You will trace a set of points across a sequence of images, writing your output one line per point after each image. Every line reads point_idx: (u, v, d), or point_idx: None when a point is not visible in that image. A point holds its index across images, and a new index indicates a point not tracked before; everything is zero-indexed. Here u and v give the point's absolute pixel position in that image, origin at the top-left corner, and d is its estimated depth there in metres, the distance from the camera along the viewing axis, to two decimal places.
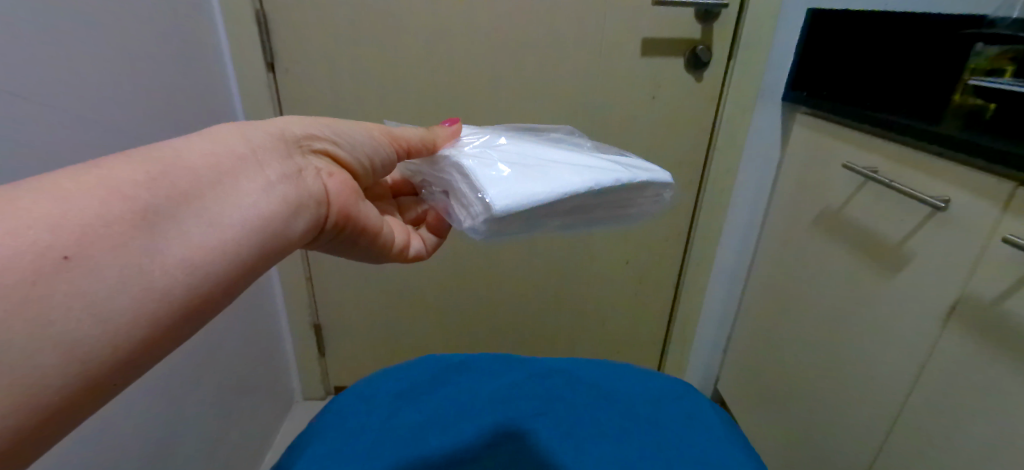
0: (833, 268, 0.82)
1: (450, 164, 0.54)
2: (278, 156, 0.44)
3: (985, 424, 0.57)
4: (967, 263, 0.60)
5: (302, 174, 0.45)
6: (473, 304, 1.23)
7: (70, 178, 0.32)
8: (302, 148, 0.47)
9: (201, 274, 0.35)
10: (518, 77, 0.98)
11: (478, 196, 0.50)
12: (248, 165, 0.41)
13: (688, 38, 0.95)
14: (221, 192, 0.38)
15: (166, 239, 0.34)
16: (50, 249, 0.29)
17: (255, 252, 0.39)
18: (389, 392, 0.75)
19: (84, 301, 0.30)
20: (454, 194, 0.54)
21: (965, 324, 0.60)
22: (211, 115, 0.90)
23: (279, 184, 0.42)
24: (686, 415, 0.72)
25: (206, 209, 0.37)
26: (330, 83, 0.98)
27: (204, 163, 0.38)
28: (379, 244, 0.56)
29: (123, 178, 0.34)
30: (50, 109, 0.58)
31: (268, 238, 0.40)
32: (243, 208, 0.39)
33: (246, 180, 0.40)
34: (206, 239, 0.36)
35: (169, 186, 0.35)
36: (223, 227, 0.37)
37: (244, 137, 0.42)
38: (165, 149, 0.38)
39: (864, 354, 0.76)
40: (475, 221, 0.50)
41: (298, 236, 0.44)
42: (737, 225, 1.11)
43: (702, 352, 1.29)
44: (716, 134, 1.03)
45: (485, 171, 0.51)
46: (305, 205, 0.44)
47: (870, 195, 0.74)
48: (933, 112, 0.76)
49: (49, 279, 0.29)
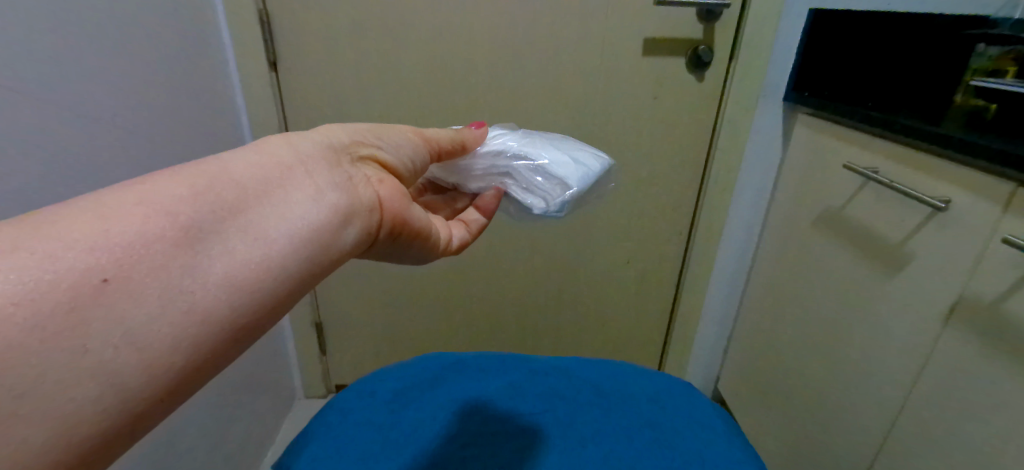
0: (835, 269, 0.82)
1: (501, 157, 0.60)
2: (327, 164, 0.42)
3: (985, 424, 0.57)
4: (967, 264, 0.60)
5: (352, 182, 0.43)
6: (473, 303, 1.23)
7: (113, 196, 0.32)
8: (350, 155, 0.45)
9: (242, 292, 0.34)
10: (520, 77, 0.99)
11: (549, 181, 0.58)
12: (295, 175, 0.39)
13: (690, 38, 0.95)
14: (267, 204, 0.37)
15: (207, 257, 0.33)
16: (89, 273, 0.29)
17: (302, 266, 0.37)
18: (393, 389, 0.76)
19: (121, 328, 0.29)
20: (510, 184, 0.60)
21: (965, 325, 0.60)
22: (214, 115, 0.91)
23: (329, 193, 0.40)
24: (690, 415, 0.73)
25: (250, 224, 0.35)
26: (331, 82, 0.98)
27: (250, 175, 0.37)
28: (428, 249, 0.54)
29: (165, 194, 0.33)
30: (58, 108, 0.59)
31: (317, 251, 0.38)
32: (289, 220, 0.37)
33: (293, 190, 0.38)
34: (249, 255, 0.35)
35: (213, 200, 0.34)
36: (268, 242, 0.36)
37: (292, 147, 0.41)
38: (212, 163, 0.37)
39: (864, 354, 0.76)
40: (553, 203, 0.58)
41: (350, 246, 0.42)
42: (738, 225, 1.12)
43: (702, 353, 1.29)
44: (717, 134, 1.03)
45: (541, 159, 0.59)
46: (356, 213, 0.42)
47: (870, 196, 0.74)
48: (934, 113, 0.76)
49: (87, 305, 0.28)
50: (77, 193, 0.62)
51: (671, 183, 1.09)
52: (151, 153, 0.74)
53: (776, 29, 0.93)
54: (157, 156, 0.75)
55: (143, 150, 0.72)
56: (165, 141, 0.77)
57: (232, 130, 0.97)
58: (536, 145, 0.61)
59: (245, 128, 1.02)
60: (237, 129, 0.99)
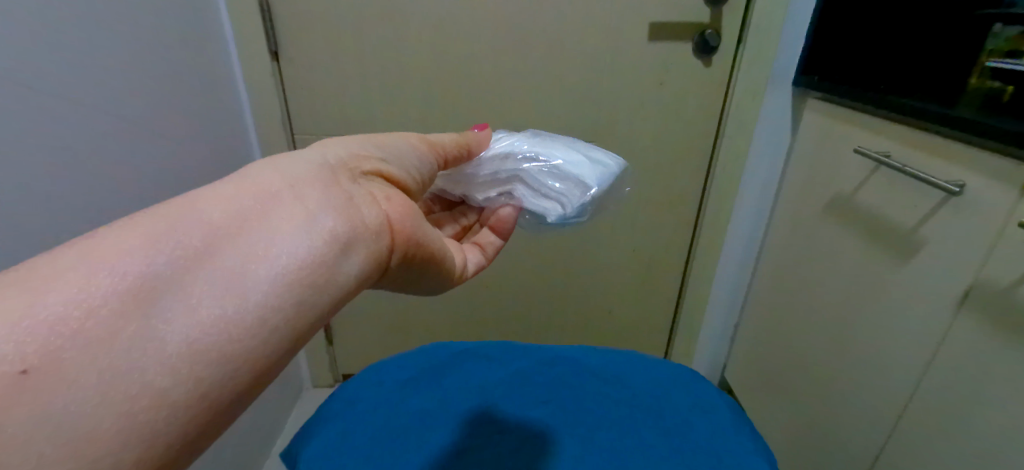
0: (845, 255, 0.81)
1: (512, 162, 0.59)
2: (319, 188, 0.37)
3: (997, 411, 0.57)
4: (982, 249, 0.59)
5: (352, 203, 0.38)
6: (479, 292, 1.23)
7: (57, 258, 0.28)
8: (350, 173, 0.41)
9: (214, 354, 0.30)
10: (524, 64, 0.97)
11: (565, 184, 0.57)
12: (280, 205, 0.35)
13: (697, 22, 0.93)
14: (244, 243, 0.32)
15: (168, 320, 0.29)
16: (8, 364, 0.25)
17: (289, 313, 0.33)
18: (399, 378, 0.76)
19: (60, 415, 0.26)
20: (524, 187, 0.59)
21: (977, 311, 0.60)
22: (217, 106, 0.91)
23: (321, 221, 0.35)
24: (699, 405, 0.72)
25: (222, 271, 0.31)
26: (334, 71, 0.98)
27: (225, 212, 0.33)
28: (447, 270, 0.51)
29: (120, 248, 0.29)
30: (55, 99, 0.59)
31: (308, 293, 0.34)
32: (271, 259, 0.32)
33: (277, 224, 0.34)
34: (221, 308, 0.30)
35: (177, 248, 0.30)
36: (245, 289, 0.31)
37: (281, 172, 0.37)
38: (183, 203, 0.33)
39: (875, 343, 0.75)
40: (570, 207, 0.57)
41: (353, 280, 0.37)
42: (746, 212, 1.10)
43: (709, 341, 1.29)
44: (725, 121, 1.02)
45: (555, 161, 0.58)
46: (358, 240, 0.37)
47: (882, 181, 0.73)
48: (948, 95, 0.75)
49: (3, 405, 0.24)
50: (81, 184, 0.62)
51: (677, 171, 1.08)
52: (156, 144, 0.75)
53: (786, 12, 0.91)
54: (161, 147, 0.76)
55: (146, 139, 0.72)
56: (168, 130, 0.77)
57: (236, 122, 0.97)
58: (546, 143, 0.60)
59: (250, 120, 1.02)
60: (240, 120, 0.98)
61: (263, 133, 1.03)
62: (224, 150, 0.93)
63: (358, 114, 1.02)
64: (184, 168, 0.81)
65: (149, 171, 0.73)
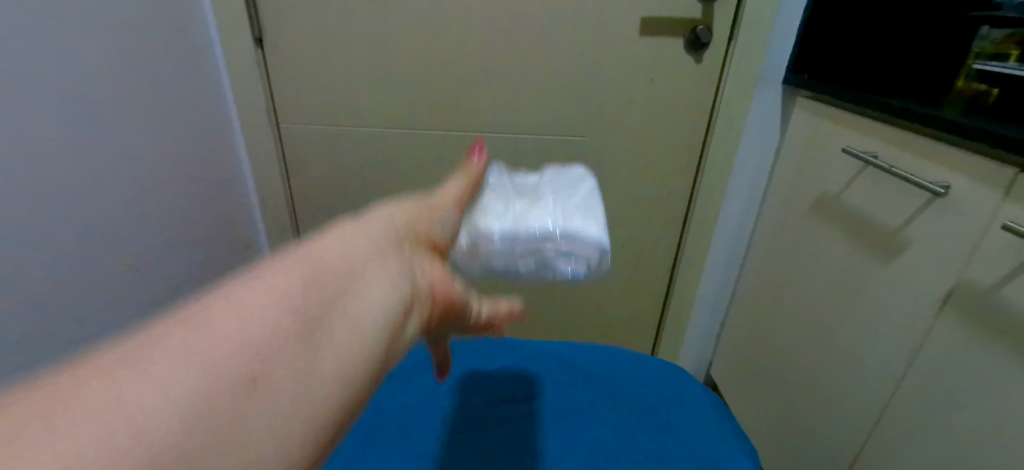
0: (830, 256, 0.82)
1: (519, 241, 0.51)
2: (393, 257, 0.37)
3: (977, 409, 0.57)
4: (965, 250, 0.59)
5: (415, 271, 0.38)
6: (467, 287, 1.22)
7: (134, 352, 0.26)
8: (406, 237, 0.41)
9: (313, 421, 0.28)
10: (513, 58, 0.96)
11: (578, 259, 0.53)
12: (363, 270, 0.34)
13: (688, 18, 0.93)
14: (336, 314, 0.31)
15: (266, 397, 0.26)
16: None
17: (373, 376, 0.32)
18: (385, 374, 0.75)
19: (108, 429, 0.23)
20: (545, 256, 0.53)
21: (959, 310, 0.60)
22: (195, 93, 0.89)
23: (399, 286, 0.36)
24: (685, 404, 0.72)
25: (318, 342, 0.30)
26: (320, 61, 0.96)
27: (310, 278, 0.32)
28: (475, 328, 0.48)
29: (211, 332, 0.27)
30: (8, 83, 0.58)
31: (383, 356, 0.33)
32: (365, 318, 0.32)
33: (365, 287, 0.34)
34: (323, 369, 0.29)
35: (275, 322, 0.29)
36: (342, 353, 0.30)
37: (348, 243, 0.36)
38: (258, 279, 0.31)
39: (859, 341, 0.76)
40: (588, 260, 0.53)
41: (411, 339, 0.37)
42: (734, 210, 1.11)
43: (696, 338, 1.30)
44: (715, 118, 1.01)
45: (563, 223, 0.52)
46: (418, 303, 0.38)
47: (868, 181, 0.73)
48: (934, 97, 0.75)
49: None
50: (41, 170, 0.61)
51: (666, 167, 1.08)
52: (120, 132, 0.73)
53: (777, 11, 0.91)
54: (132, 133, 0.76)
55: (113, 126, 0.72)
56: (135, 117, 0.76)
57: (217, 111, 0.96)
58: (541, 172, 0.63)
59: (233, 109, 1.00)
60: (222, 108, 0.97)
61: (247, 124, 1.01)
62: (201, 140, 0.91)
63: (344, 106, 1.00)
64: (153, 157, 0.80)
65: (118, 157, 0.74)
